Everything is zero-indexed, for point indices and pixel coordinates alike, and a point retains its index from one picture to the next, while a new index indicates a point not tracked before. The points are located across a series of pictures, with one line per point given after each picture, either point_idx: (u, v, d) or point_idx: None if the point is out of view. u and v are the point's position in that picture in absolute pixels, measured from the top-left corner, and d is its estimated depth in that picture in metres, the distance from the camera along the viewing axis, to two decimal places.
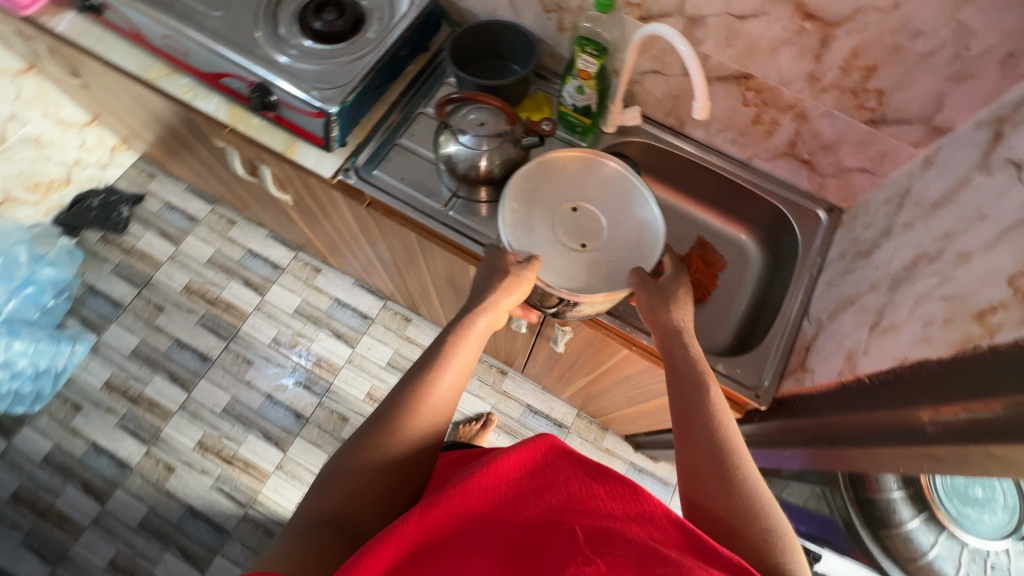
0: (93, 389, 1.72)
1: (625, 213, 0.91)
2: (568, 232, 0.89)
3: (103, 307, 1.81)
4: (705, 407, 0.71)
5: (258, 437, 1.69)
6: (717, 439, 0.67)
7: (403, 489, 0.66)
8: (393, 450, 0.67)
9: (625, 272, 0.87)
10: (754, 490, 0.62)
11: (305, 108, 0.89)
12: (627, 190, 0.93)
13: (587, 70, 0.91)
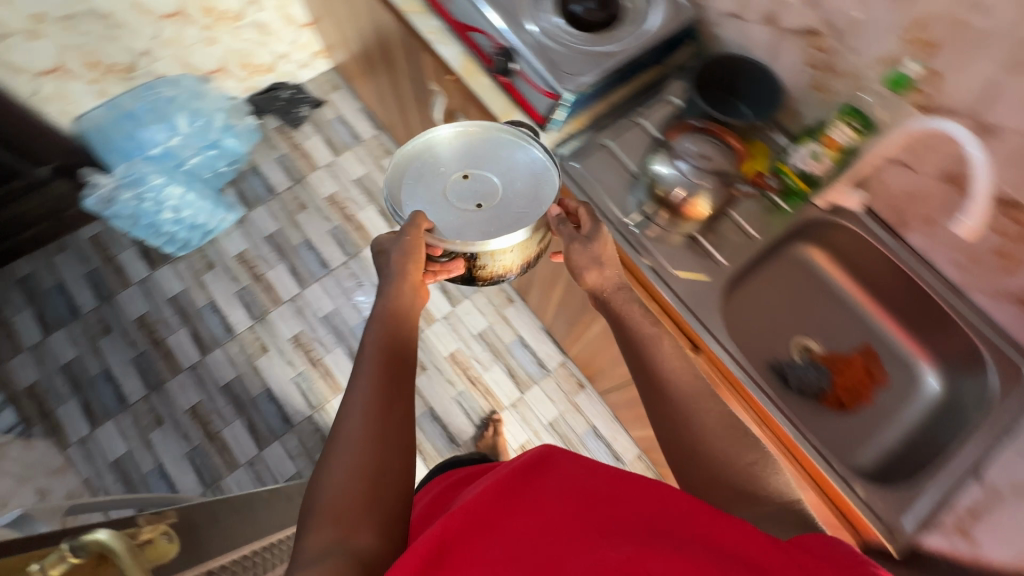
0: (228, 255, 1.89)
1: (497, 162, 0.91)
2: (461, 196, 0.90)
3: (259, 187, 1.98)
4: (691, 426, 0.74)
5: (344, 352, 1.80)
6: (713, 454, 0.71)
7: (396, 455, 0.68)
8: (371, 435, 0.68)
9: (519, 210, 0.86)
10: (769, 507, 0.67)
11: (540, 86, 0.90)
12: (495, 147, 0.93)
13: (839, 140, 0.86)
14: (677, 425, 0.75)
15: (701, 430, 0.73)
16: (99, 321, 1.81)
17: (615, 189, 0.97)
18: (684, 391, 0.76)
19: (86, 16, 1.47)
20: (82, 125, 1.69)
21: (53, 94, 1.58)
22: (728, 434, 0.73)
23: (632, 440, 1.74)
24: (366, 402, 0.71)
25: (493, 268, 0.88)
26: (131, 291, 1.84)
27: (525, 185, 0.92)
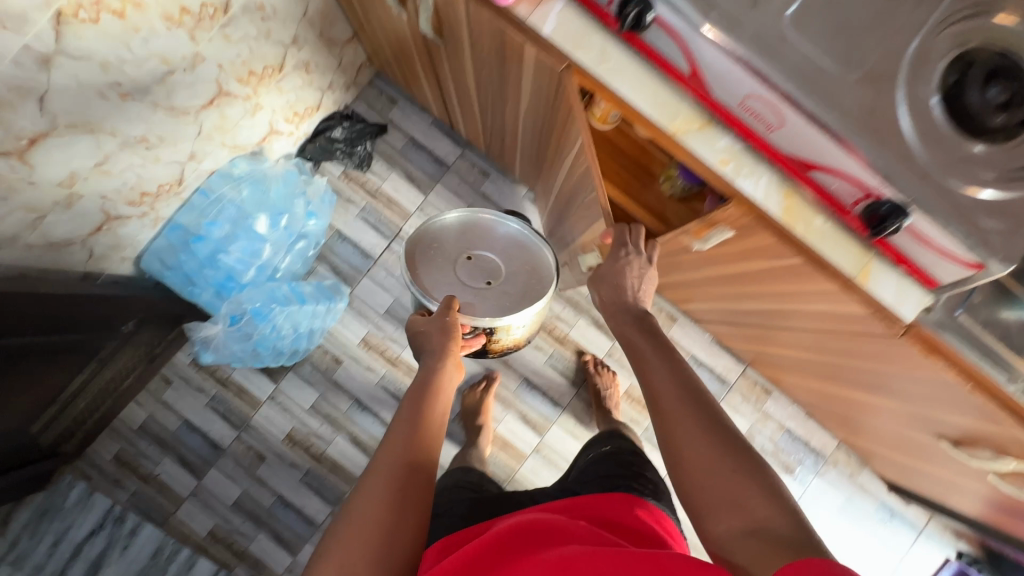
0: (351, 344, 1.68)
1: (491, 238, 1.29)
2: (470, 274, 1.26)
3: (353, 257, 1.67)
4: (682, 426, 0.80)
5: (516, 418, 1.66)
6: (692, 434, 0.78)
7: (418, 496, 0.75)
8: (400, 474, 0.76)
9: (517, 285, 1.26)
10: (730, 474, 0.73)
11: (955, 253, 0.64)
12: (489, 231, 1.29)
13: None
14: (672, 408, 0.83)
15: (709, 469, 0.75)
16: (248, 449, 1.67)
17: (1010, 330, 0.76)
18: (677, 420, 0.81)
19: (122, 151, 1.08)
20: (147, 264, 1.37)
21: (109, 249, 1.24)
22: (729, 460, 0.75)
23: (830, 433, 1.70)
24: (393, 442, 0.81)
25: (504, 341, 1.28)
26: (266, 410, 1.67)
27: (518, 265, 1.27)
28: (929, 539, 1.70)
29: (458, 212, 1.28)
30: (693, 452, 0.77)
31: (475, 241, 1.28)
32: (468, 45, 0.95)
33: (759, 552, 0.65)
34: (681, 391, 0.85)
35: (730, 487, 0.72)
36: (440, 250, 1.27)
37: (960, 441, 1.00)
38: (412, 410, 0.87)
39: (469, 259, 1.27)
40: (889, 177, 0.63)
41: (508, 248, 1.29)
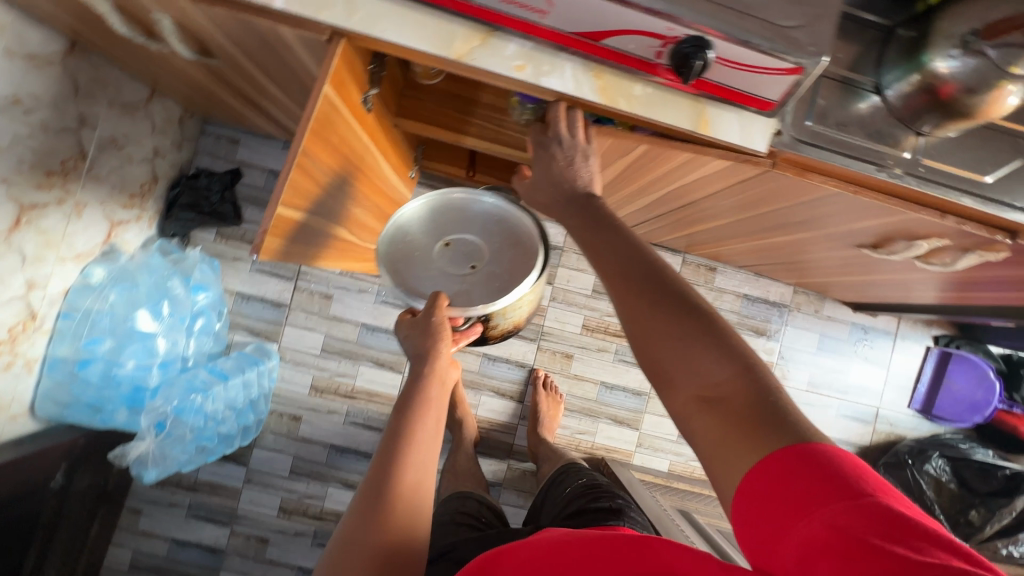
0: (303, 396, 1.61)
1: (466, 215, 1.00)
2: (452, 264, 0.97)
3: (265, 311, 1.59)
4: (644, 305, 0.60)
5: (490, 395, 1.66)
6: (653, 314, 0.59)
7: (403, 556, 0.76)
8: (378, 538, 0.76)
9: (512, 268, 0.94)
10: (713, 369, 0.54)
11: (770, 66, 0.60)
12: (459, 207, 1.01)
13: None
14: (622, 286, 0.63)
15: (662, 341, 0.57)
16: (248, 539, 1.60)
17: (864, 119, 0.75)
18: (619, 293, 0.63)
19: None
20: (44, 411, 1.25)
21: None
22: (678, 328, 0.57)
23: (783, 282, 1.72)
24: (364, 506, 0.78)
25: (507, 326, 0.99)
26: (248, 494, 1.60)
27: (505, 242, 0.98)
28: (905, 339, 1.76)
29: (428, 196, 1.01)
30: (637, 323, 0.60)
31: (450, 222, 1.00)
32: (237, 47, 0.85)
33: (719, 433, 0.50)
34: (625, 258, 0.64)
35: (683, 363, 0.56)
36: (415, 241, 0.99)
37: (878, 242, 1.01)
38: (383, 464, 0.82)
39: (446, 245, 0.98)
40: (674, 18, 0.57)
41: (486, 226, 0.99)
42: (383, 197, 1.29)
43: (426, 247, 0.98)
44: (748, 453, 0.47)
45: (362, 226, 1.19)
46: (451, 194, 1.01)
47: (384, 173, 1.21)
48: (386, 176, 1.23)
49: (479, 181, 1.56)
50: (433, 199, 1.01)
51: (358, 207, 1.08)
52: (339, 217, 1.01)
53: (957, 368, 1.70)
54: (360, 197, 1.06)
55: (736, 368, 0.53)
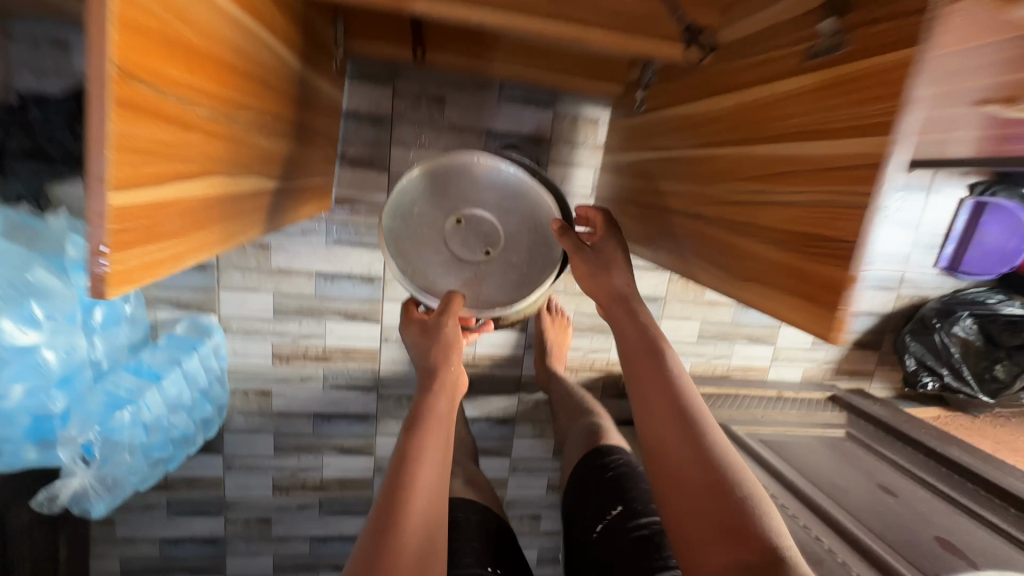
0: (267, 368, 1.34)
1: (480, 190, 0.98)
2: (464, 246, 0.99)
3: (188, 277, 1.24)
4: (677, 450, 0.83)
5: (488, 329, 1.42)
6: (692, 453, 0.82)
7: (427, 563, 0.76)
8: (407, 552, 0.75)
9: (526, 261, 1.01)
10: (738, 538, 0.73)
11: None
12: (472, 177, 0.98)
13: None
14: (664, 426, 0.85)
15: (693, 497, 0.79)
16: (247, 522, 1.45)
17: None
18: (666, 435, 0.85)
19: None
20: None
21: None
22: (710, 476, 0.79)
23: None
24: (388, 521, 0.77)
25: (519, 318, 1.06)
26: (233, 480, 1.41)
27: (520, 224, 1.00)
28: (940, 192, 1.56)
29: (446, 160, 0.96)
30: (677, 466, 0.82)
31: (467, 197, 0.98)
32: None
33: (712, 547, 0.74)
34: (673, 402, 0.86)
35: (714, 499, 0.77)
36: (425, 212, 0.98)
37: None
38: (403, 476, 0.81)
39: (460, 224, 0.98)
40: None
41: (501, 203, 0.99)
42: (299, 109, 0.88)
43: (436, 223, 0.98)
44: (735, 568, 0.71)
45: (277, 159, 0.80)
46: (461, 164, 0.97)
47: (292, 73, 0.80)
48: (296, 76, 0.82)
49: (431, 64, 1.15)
50: (450, 170, 0.97)
51: (261, 134, 0.69)
52: (235, 167, 0.61)
53: (992, 218, 1.53)
54: (258, 118, 0.67)
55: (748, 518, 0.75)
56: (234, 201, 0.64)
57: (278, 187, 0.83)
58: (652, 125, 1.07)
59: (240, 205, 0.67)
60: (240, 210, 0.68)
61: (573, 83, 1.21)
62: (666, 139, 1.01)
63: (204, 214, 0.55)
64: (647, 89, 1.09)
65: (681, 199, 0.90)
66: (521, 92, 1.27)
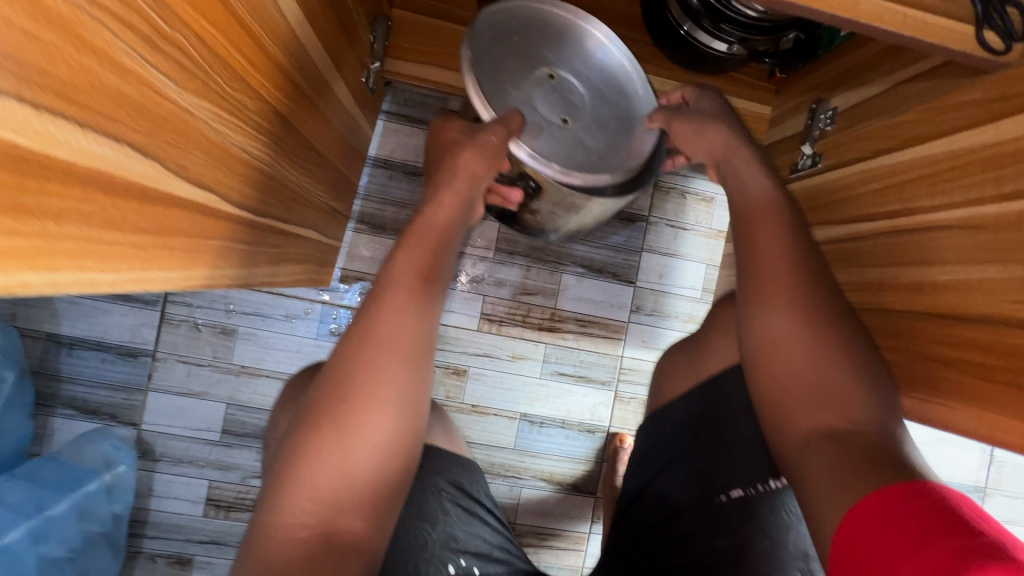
0: (195, 521, 0.86)
1: (585, 61, 0.60)
2: (541, 107, 0.59)
3: (108, 367, 0.84)
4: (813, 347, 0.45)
5: (539, 487, 0.93)
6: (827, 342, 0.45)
7: (411, 441, 0.48)
8: (360, 413, 0.45)
9: (608, 158, 0.59)
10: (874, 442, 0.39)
11: None
12: (583, 44, 0.60)
13: None
14: (801, 306, 0.46)
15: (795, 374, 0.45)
16: None
17: None
18: (763, 287, 0.47)
19: None
20: None
21: None
22: (830, 341, 0.45)
23: None
24: (347, 354, 0.47)
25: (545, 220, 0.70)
26: None
27: (611, 120, 0.61)
28: None
29: (581, 11, 0.59)
30: (767, 322, 0.46)
31: (581, 58, 0.60)
32: None
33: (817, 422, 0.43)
34: (792, 244, 0.49)
35: (823, 362, 0.44)
36: (516, 49, 0.59)
37: None
38: (374, 300, 0.48)
39: (549, 83, 0.59)
40: None
41: (602, 91, 0.61)
42: (296, 101, 0.52)
43: (518, 62, 0.59)
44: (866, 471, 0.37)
45: (227, 157, 0.41)
46: (579, 26, 0.59)
47: (288, 25, 0.45)
48: (296, 38, 0.47)
49: None
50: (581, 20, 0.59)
51: (158, 62, 0.30)
52: (4, 65, 0.21)
53: None
54: (158, 21, 0.29)
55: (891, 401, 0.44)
56: (31, 175, 0.24)
57: (229, 214, 0.43)
58: (831, 187, 0.66)
59: (53, 201, 0.25)
60: (63, 220, 0.26)
61: None
62: (859, 206, 0.61)
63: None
64: (815, 142, 0.72)
65: (970, 293, 0.46)
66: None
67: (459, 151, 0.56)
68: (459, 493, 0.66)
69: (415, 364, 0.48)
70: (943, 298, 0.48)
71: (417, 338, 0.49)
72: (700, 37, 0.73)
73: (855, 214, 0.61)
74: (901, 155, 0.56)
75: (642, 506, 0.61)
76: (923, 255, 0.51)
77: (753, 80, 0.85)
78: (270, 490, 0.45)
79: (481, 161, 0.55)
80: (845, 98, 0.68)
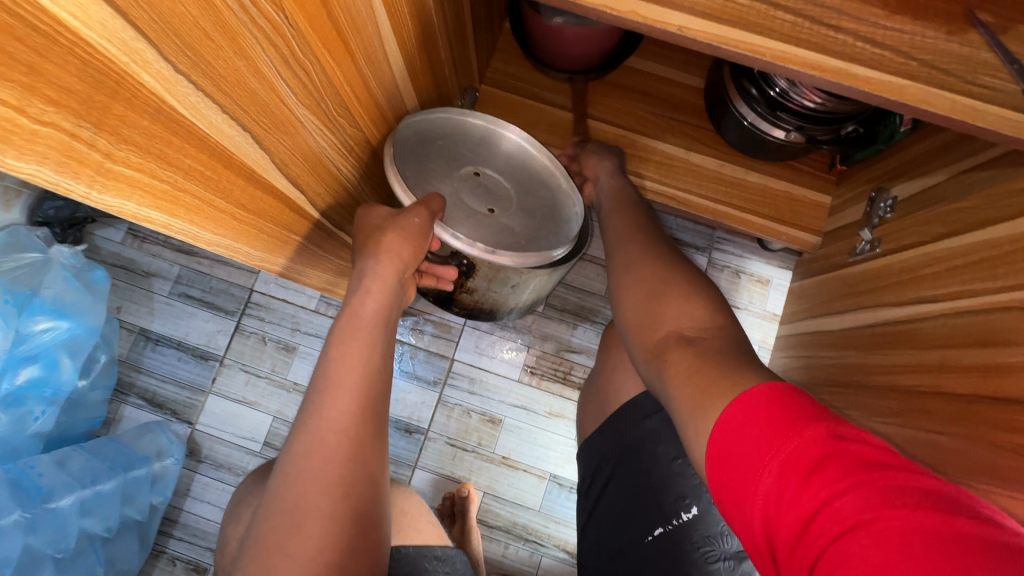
0: (220, 529, 0.88)
1: (487, 163, 0.64)
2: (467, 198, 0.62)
3: (180, 366, 0.92)
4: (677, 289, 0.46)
5: (561, 559, 0.87)
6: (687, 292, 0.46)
7: (377, 458, 0.47)
8: (305, 526, 0.41)
9: (534, 242, 0.63)
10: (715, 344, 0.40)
11: None
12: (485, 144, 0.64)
13: None
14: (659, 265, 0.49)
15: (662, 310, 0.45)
16: None
17: None
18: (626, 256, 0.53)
19: None
20: None
21: None
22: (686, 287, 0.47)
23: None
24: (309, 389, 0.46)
25: (482, 296, 0.71)
26: None
27: (536, 209, 0.65)
28: None
29: (494, 120, 0.63)
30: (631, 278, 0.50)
31: (498, 159, 0.65)
32: None
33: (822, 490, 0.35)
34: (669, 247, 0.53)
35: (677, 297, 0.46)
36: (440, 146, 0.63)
37: None
38: (306, 403, 0.46)
39: (472, 178, 0.63)
40: None
41: (524, 184, 0.65)
42: (386, 139, 0.61)
43: (442, 162, 0.62)
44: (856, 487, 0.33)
45: (320, 167, 0.48)
46: (458, 136, 0.64)
47: (392, 76, 0.54)
48: (396, 88, 0.57)
49: None
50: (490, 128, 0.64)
51: (288, 77, 0.38)
52: (185, 52, 0.28)
53: None
54: (295, 48, 0.37)
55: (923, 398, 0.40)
56: (178, 134, 0.31)
57: (308, 214, 0.51)
58: (890, 270, 0.65)
59: (186, 160, 0.32)
60: (189, 177, 0.33)
61: (749, 220, 0.86)
62: (922, 288, 0.59)
63: (22, 38, 0.21)
64: (874, 228, 0.72)
65: None
66: (688, 234, 0.97)
67: (382, 233, 0.53)
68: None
69: (367, 436, 0.46)
70: (1010, 382, 0.45)
71: (362, 389, 0.47)
72: (761, 127, 0.78)
73: (915, 295, 0.59)
74: (963, 241, 0.55)
75: (586, 536, 0.63)
76: (989, 335, 0.48)
77: (814, 171, 0.88)
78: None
79: (411, 243, 0.53)
80: (906, 187, 0.69)
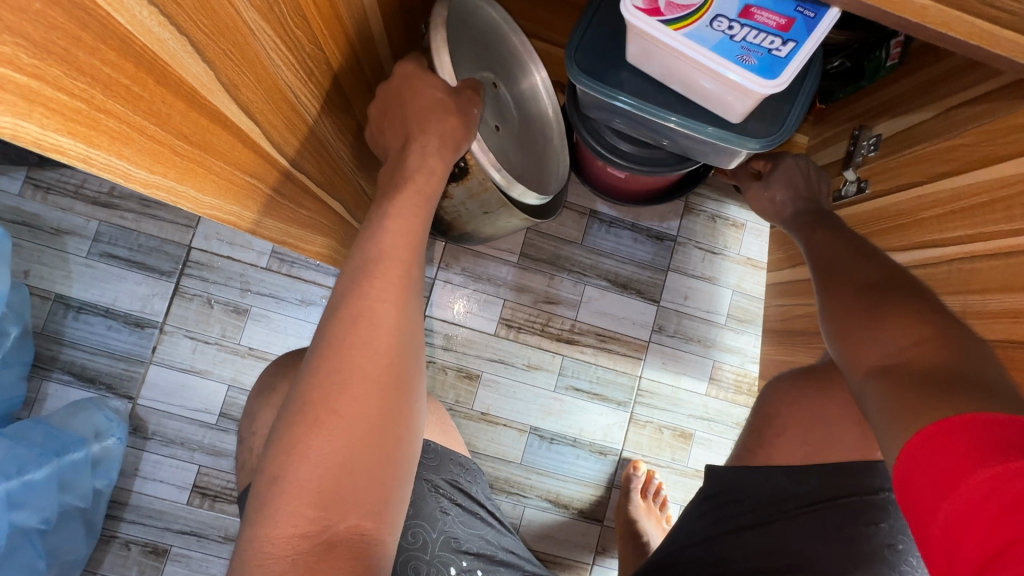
0: (177, 508, 0.81)
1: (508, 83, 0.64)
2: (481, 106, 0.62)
3: (111, 335, 0.81)
4: (894, 312, 0.46)
5: (543, 508, 0.87)
6: (906, 303, 0.46)
7: (415, 354, 0.44)
8: (351, 388, 0.39)
9: (520, 177, 0.65)
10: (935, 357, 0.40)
11: None
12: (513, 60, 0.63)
13: None
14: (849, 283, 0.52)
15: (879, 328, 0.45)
16: None
17: None
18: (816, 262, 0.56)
19: None
20: None
21: None
22: (880, 299, 0.48)
23: None
24: (351, 266, 0.43)
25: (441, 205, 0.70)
26: None
27: (530, 144, 0.67)
28: None
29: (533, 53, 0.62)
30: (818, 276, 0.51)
31: (518, 88, 0.65)
32: None
33: (891, 411, 0.39)
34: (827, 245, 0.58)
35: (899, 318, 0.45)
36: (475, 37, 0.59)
37: None
38: (359, 269, 0.43)
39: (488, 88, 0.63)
40: None
41: (529, 117, 0.66)
42: (348, 65, 0.52)
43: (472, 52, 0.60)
44: (929, 410, 0.37)
45: (277, 94, 0.40)
46: (496, 39, 0.61)
47: None
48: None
49: None
50: (527, 57, 0.63)
51: None
52: None
53: None
54: None
55: (940, 303, 0.46)
56: (89, 28, 0.23)
57: (268, 153, 0.43)
58: (884, 212, 0.65)
59: (104, 67, 0.24)
60: (112, 95, 0.25)
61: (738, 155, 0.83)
62: (930, 228, 0.59)
63: None
64: (864, 168, 0.71)
65: None
66: None
67: (428, 116, 0.51)
68: (457, 491, 0.63)
69: (406, 328, 0.43)
70: (1019, 325, 0.50)
71: (405, 278, 0.44)
72: None
73: (919, 237, 0.60)
74: (962, 180, 0.55)
75: (719, 549, 0.61)
76: (1005, 280, 0.51)
77: None
78: (255, 493, 0.38)
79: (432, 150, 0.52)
80: (889, 125, 0.68)
